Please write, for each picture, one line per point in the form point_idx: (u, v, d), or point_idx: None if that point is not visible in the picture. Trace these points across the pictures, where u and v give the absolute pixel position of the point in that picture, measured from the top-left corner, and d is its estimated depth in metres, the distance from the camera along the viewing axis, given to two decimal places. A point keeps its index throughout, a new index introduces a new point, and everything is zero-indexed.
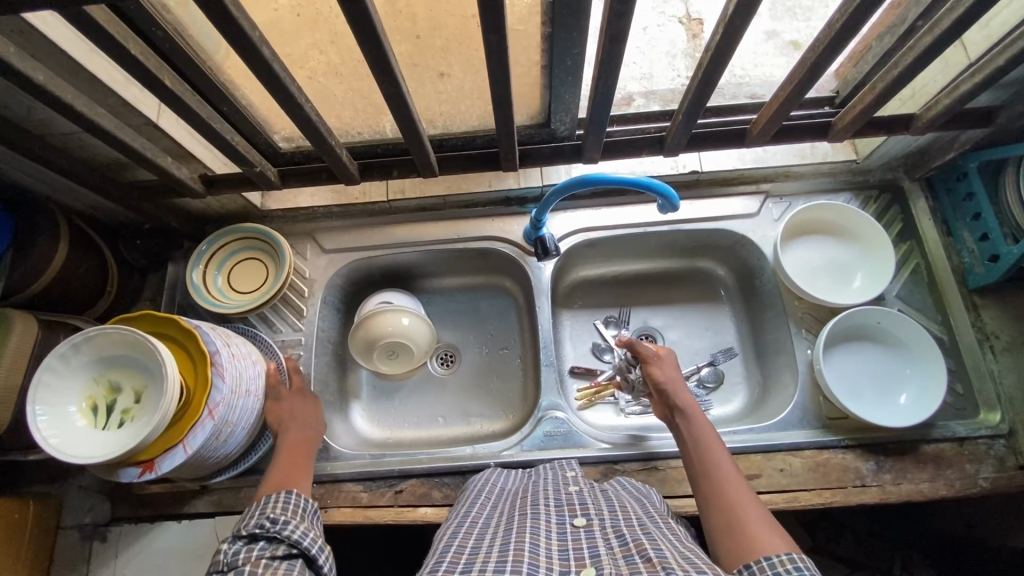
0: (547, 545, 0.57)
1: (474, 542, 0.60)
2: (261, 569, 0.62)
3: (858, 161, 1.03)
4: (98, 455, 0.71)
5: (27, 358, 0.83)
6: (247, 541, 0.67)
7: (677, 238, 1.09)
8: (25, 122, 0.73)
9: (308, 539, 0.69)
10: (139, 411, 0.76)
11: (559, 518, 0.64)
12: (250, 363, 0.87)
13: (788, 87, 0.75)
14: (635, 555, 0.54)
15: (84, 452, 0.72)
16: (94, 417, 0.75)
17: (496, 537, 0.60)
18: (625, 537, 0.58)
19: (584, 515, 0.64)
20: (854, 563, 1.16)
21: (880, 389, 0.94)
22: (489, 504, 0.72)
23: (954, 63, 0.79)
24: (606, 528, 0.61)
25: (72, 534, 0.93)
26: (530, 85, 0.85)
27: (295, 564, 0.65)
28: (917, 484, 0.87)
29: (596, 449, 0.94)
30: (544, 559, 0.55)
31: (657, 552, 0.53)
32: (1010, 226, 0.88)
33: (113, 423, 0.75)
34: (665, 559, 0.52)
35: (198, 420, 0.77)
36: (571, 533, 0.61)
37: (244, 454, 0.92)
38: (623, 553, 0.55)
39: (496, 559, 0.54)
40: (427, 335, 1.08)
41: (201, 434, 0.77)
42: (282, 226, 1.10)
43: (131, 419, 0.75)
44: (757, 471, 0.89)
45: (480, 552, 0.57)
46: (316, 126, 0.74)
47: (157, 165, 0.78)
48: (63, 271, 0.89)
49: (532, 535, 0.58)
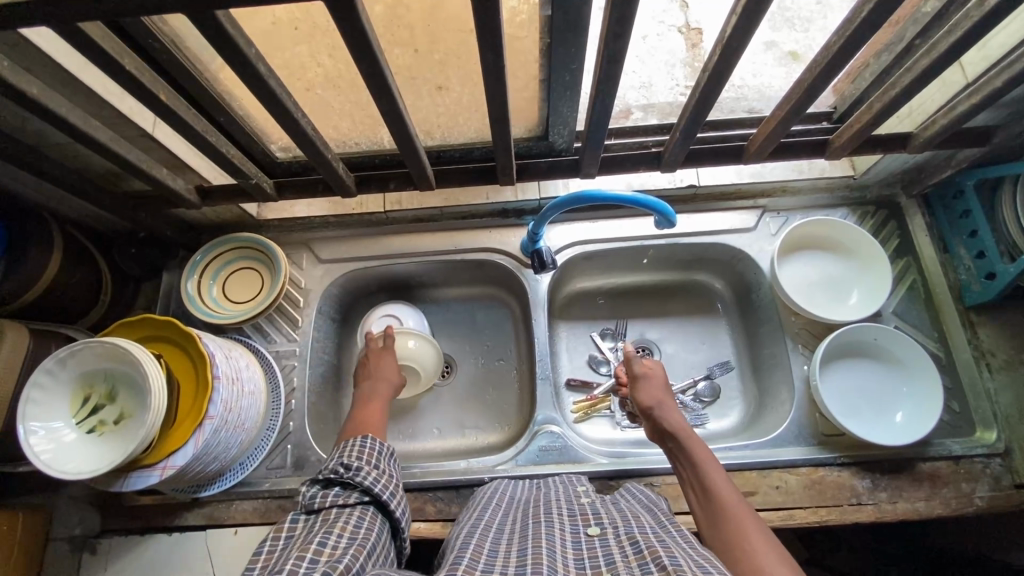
0: (563, 553, 0.58)
1: (492, 544, 0.61)
2: (334, 516, 0.65)
3: (855, 177, 1.03)
4: (54, 464, 0.71)
5: (19, 370, 0.82)
6: (324, 485, 0.70)
7: (674, 252, 1.09)
8: (18, 133, 0.72)
9: (379, 487, 0.70)
10: (110, 433, 0.75)
11: (574, 527, 0.65)
12: (238, 432, 0.86)
13: (785, 107, 0.75)
14: (649, 563, 0.53)
15: (46, 449, 0.72)
16: (77, 408, 0.75)
17: (513, 543, 0.61)
18: (640, 545, 0.57)
19: (598, 524, 0.64)
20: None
21: (876, 407, 0.93)
22: (502, 511, 0.72)
23: (950, 83, 0.79)
24: (620, 535, 0.61)
25: (62, 545, 0.91)
26: (528, 98, 0.85)
27: (366, 511, 0.67)
28: (913, 503, 0.87)
29: (591, 464, 0.93)
30: (561, 565, 0.56)
31: (672, 559, 0.52)
32: (1006, 244, 0.88)
33: (85, 426, 0.75)
34: (679, 567, 0.51)
35: (154, 465, 0.76)
36: (586, 542, 0.61)
37: (222, 474, 0.93)
38: (637, 561, 0.54)
39: (516, 565, 0.56)
40: (432, 360, 1.06)
41: (142, 481, 0.76)
42: (278, 236, 1.09)
43: (100, 434, 0.74)
44: (752, 488, 0.88)
45: (500, 556, 0.58)
46: (312, 140, 0.74)
47: (153, 177, 0.77)
48: (56, 281, 0.88)
49: (548, 542, 0.60)
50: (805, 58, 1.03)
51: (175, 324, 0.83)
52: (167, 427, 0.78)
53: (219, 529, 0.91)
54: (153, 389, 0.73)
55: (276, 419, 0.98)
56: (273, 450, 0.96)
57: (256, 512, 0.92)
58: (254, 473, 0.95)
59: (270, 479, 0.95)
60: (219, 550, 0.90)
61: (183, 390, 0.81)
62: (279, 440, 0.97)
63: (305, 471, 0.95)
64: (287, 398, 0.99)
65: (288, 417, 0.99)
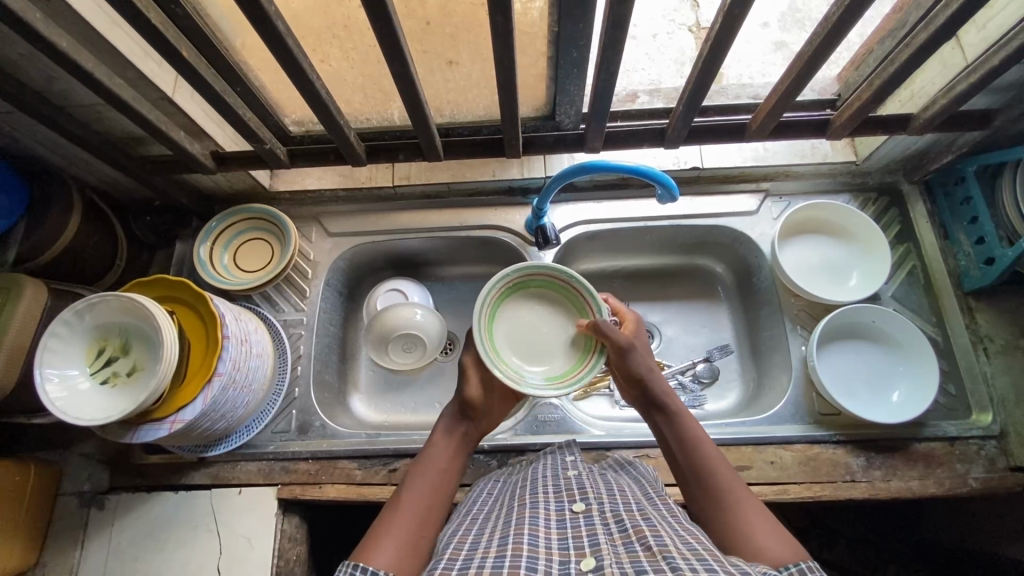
0: (546, 535, 0.58)
1: (474, 536, 0.61)
2: None
3: (858, 163, 1.04)
4: (69, 411, 0.73)
5: (36, 323, 0.84)
6: None
7: (677, 234, 1.10)
8: (46, 92, 0.75)
9: None
10: (123, 385, 0.77)
11: (559, 505, 0.65)
12: (245, 391, 0.89)
13: (784, 84, 0.77)
14: (634, 542, 0.55)
15: (60, 395, 0.74)
16: (94, 359, 0.78)
17: (496, 530, 0.61)
18: (625, 523, 0.59)
19: (583, 500, 0.65)
20: None
21: (873, 386, 0.95)
22: (489, 500, 0.73)
23: (950, 65, 0.81)
24: (605, 513, 0.62)
25: (71, 499, 0.94)
26: (536, 75, 0.88)
27: None
28: (907, 481, 0.88)
29: (588, 435, 0.95)
30: (545, 550, 0.55)
31: (657, 540, 0.54)
32: (1006, 228, 0.89)
33: (99, 377, 0.77)
34: (665, 547, 0.53)
35: (164, 419, 0.79)
36: (571, 520, 0.61)
37: (228, 435, 0.95)
38: (622, 540, 0.56)
39: (495, 554, 0.54)
40: (438, 330, 1.11)
41: (151, 433, 0.78)
42: (289, 208, 1.12)
43: (114, 385, 0.77)
44: (747, 463, 0.89)
45: (478, 547, 0.57)
46: (325, 104, 0.76)
47: (171, 139, 0.80)
48: (74, 242, 0.91)
49: (531, 528, 0.59)
50: None
51: (186, 284, 0.86)
52: (178, 383, 0.81)
53: (225, 488, 0.93)
54: (166, 343, 0.75)
55: (281, 385, 1.00)
56: (278, 414, 0.99)
57: (260, 473, 0.94)
58: (259, 436, 0.97)
59: (274, 442, 0.97)
60: (223, 508, 0.92)
61: (194, 346, 0.84)
62: (284, 405, 0.99)
63: (310, 435, 0.98)
64: (293, 365, 1.02)
65: (294, 382, 1.01)
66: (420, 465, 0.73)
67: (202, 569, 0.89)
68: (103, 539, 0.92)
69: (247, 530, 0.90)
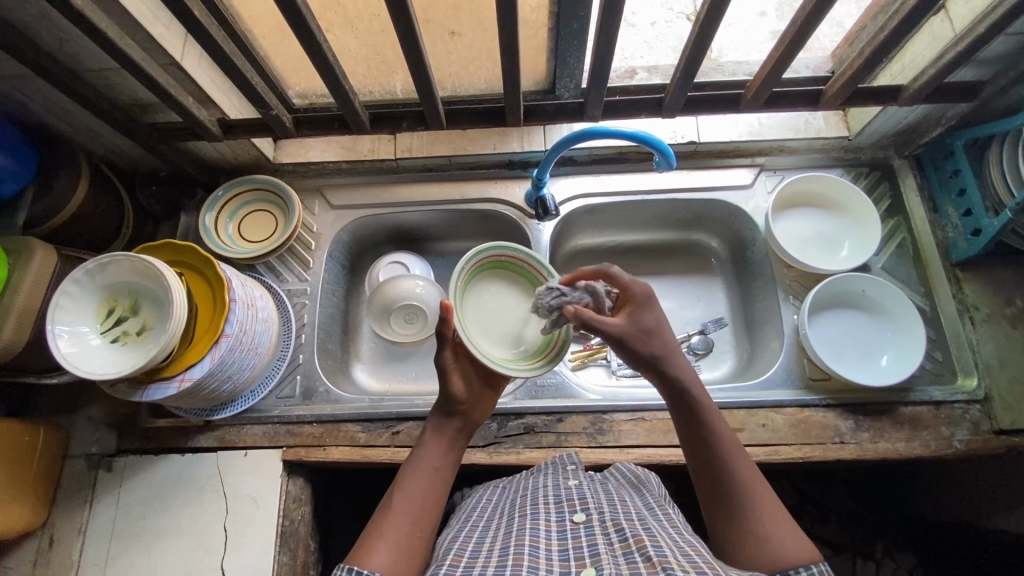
0: (547, 546, 0.60)
1: (474, 545, 0.63)
2: None
3: (850, 138, 1.06)
4: (81, 364, 0.75)
5: (46, 285, 0.86)
6: None
7: (673, 209, 1.12)
8: (57, 54, 0.77)
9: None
10: (134, 343, 0.79)
11: (559, 515, 0.66)
12: (251, 353, 0.91)
13: (780, 49, 0.80)
14: (634, 553, 0.57)
15: (70, 348, 0.76)
16: (105, 317, 0.80)
17: (497, 540, 0.63)
18: (625, 532, 0.60)
19: (583, 510, 0.66)
20: (835, 544, 1.18)
21: (863, 352, 0.98)
22: (490, 506, 0.75)
23: (940, 36, 0.83)
24: (606, 522, 0.64)
25: (79, 462, 0.96)
26: (537, 48, 0.90)
27: None
28: (893, 443, 0.90)
29: (585, 400, 0.97)
30: (544, 561, 0.57)
31: (656, 551, 0.56)
32: (992, 200, 0.92)
33: (110, 335, 0.79)
34: (664, 559, 0.55)
35: (174, 376, 0.81)
36: (571, 531, 0.63)
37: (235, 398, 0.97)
38: (622, 549, 0.58)
39: (495, 564, 0.57)
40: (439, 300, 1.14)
41: (160, 391, 0.80)
42: (292, 180, 1.13)
43: (124, 343, 0.79)
44: (739, 425, 0.92)
45: (480, 556, 0.60)
46: (331, 67, 0.78)
47: (180, 104, 0.82)
48: (83, 207, 0.92)
49: (531, 539, 0.61)
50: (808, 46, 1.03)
51: (193, 247, 0.87)
52: (184, 344, 0.83)
53: (230, 450, 0.95)
54: (177, 305, 0.77)
55: (286, 351, 1.02)
56: (282, 380, 1.01)
57: (265, 436, 0.97)
58: (263, 400, 0.99)
59: (278, 407, 0.99)
60: (228, 470, 0.94)
61: (202, 308, 0.86)
62: (288, 371, 1.02)
63: (314, 399, 1.00)
64: (297, 332, 1.04)
65: (298, 350, 1.03)
66: (412, 465, 0.73)
67: (208, 528, 0.91)
68: (111, 500, 0.94)
69: (253, 491, 0.93)
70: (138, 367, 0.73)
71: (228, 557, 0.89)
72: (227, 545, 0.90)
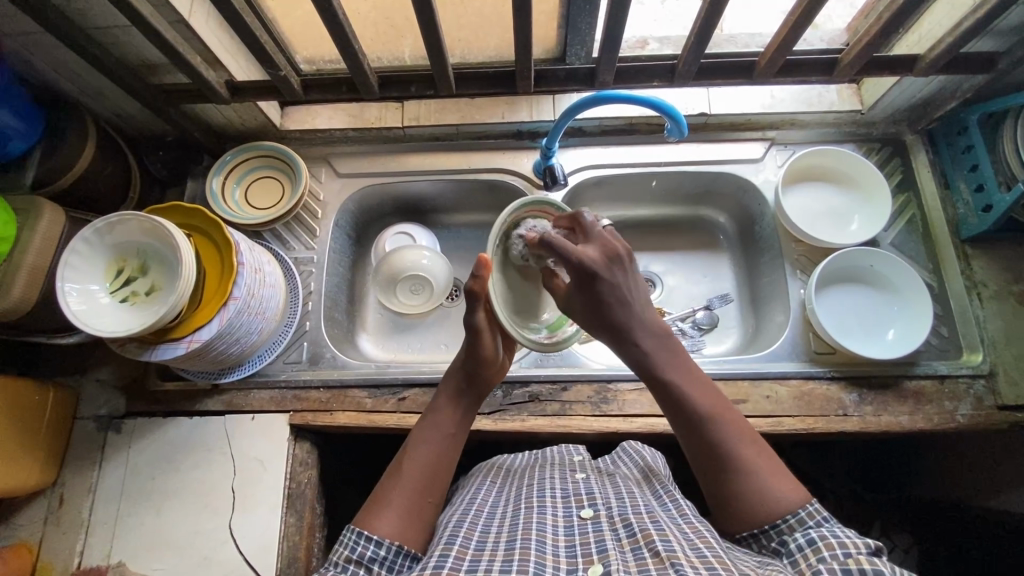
0: (554, 541, 0.60)
1: (480, 537, 0.63)
2: None
3: (863, 112, 1.05)
4: (93, 322, 0.76)
5: (55, 245, 0.86)
6: None
7: (682, 182, 1.12)
8: (66, 10, 0.76)
9: None
10: (143, 303, 0.80)
11: (566, 510, 0.66)
12: (258, 319, 0.91)
13: (797, 11, 0.78)
14: (642, 548, 0.57)
15: (80, 305, 0.76)
16: (114, 277, 0.80)
17: (502, 532, 0.62)
18: (633, 527, 0.60)
19: (591, 505, 0.66)
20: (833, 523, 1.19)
21: (869, 327, 0.98)
22: (497, 497, 0.75)
23: (959, 4, 0.82)
24: (613, 518, 0.64)
25: (88, 423, 0.97)
26: (548, 13, 0.90)
27: None
28: (897, 416, 0.91)
29: (589, 369, 0.98)
30: (551, 557, 0.57)
31: (664, 545, 0.56)
32: (1005, 174, 0.91)
33: (119, 295, 0.80)
34: (673, 554, 0.55)
35: (182, 338, 0.81)
36: (578, 526, 0.63)
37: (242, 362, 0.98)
38: (630, 545, 0.58)
39: (501, 558, 0.57)
40: (445, 275, 1.13)
41: (169, 351, 0.80)
42: (299, 148, 1.13)
43: (133, 303, 0.80)
44: (743, 396, 0.93)
45: (485, 549, 0.60)
46: (342, 28, 0.77)
47: (188, 63, 0.81)
48: (90, 169, 0.92)
49: (538, 532, 0.61)
50: (821, 27, 1.00)
51: (201, 212, 0.87)
52: (192, 307, 0.83)
53: (238, 414, 0.96)
54: (183, 265, 0.77)
55: (292, 318, 1.03)
56: (290, 346, 1.02)
57: (272, 400, 0.97)
58: (270, 365, 1.00)
59: (285, 372, 1.00)
60: (236, 433, 0.95)
61: (209, 274, 0.86)
62: (295, 337, 1.02)
63: (322, 365, 1.01)
64: (304, 300, 1.04)
65: (305, 317, 1.03)
66: (427, 430, 0.72)
67: (215, 488, 0.92)
68: (120, 460, 0.95)
69: (260, 453, 0.94)
70: (148, 324, 0.74)
71: (236, 518, 0.91)
72: (234, 506, 0.91)
